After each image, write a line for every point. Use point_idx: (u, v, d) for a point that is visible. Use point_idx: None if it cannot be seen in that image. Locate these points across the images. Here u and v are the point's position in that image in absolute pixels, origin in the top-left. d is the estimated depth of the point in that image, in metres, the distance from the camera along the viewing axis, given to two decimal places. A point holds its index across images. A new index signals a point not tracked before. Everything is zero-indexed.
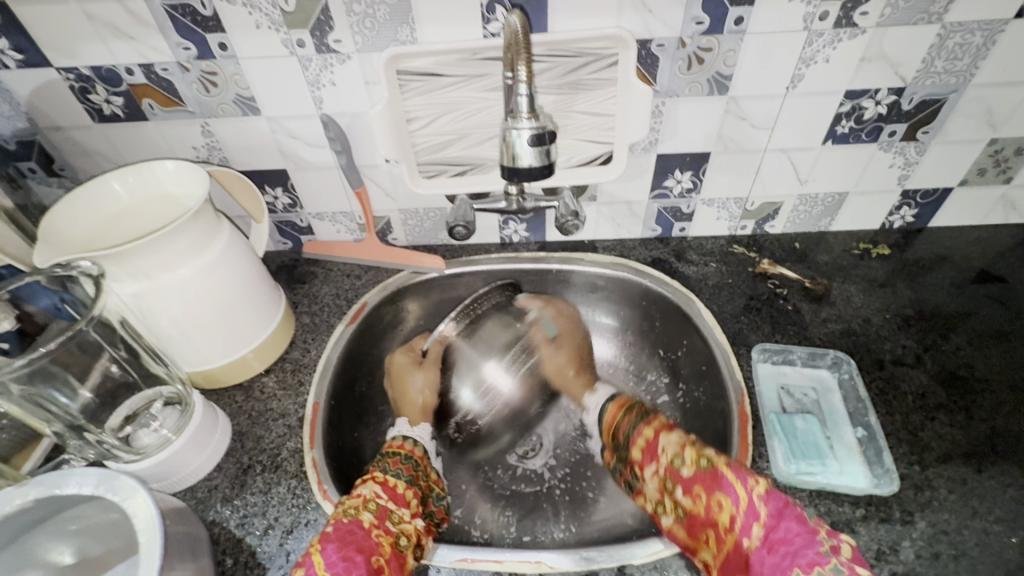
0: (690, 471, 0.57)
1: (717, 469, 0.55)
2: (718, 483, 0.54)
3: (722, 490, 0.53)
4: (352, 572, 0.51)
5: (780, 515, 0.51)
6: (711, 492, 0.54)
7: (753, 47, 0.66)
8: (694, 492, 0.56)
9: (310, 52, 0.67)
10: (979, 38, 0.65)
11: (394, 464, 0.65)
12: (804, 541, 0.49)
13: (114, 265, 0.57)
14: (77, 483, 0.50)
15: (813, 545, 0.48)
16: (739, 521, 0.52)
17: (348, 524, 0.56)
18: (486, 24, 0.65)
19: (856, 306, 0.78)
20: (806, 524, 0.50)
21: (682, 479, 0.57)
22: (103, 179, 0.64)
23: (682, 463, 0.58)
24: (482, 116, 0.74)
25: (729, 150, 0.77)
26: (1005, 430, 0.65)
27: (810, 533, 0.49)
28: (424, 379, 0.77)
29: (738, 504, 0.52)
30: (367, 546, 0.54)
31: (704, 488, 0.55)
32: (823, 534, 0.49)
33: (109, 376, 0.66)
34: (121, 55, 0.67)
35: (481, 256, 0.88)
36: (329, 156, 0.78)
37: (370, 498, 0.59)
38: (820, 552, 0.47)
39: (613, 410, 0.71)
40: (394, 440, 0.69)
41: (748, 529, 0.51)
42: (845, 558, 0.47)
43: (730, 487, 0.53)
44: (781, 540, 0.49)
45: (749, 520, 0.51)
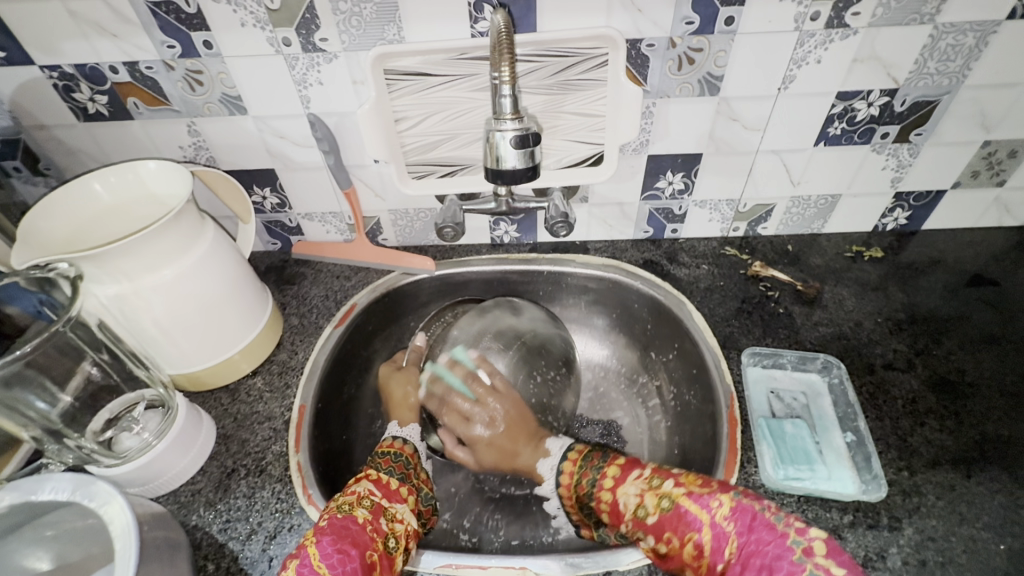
0: (655, 518, 0.56)
1: (678, 506, 0.55)
2: (683, 523, 0.54)
3: (689, 528, 0.54)
4: (346, 564, 0.52)
5: (749, 529, 0.51)
6: (680, 533, 0.54)
7: (743, 47, 0.65)
8: (664, 538, 0.55)
9: (296, 51, 0.66)
10: (971, 39, 0.65)
11: (386, 462, 0.67)
12: (775, 549, 0.49)
13: (92, 268, 0.57)
14: (52, 488, 0.50)
15: (786, 553, 0.48)
16: (712, 549, 0.52)
17: (342, 520, 0.56)
18: (474, 24, 0.64)
19: (849, 309, 0.78)
20: (775, 529, 0.50)
21: (651, 526, 0.57)
22: (83, 180, 0.63)
23: (645, 512, 0.57)
24: (471, 116, 0.73)
25: (721, 151, 0.76)
26: (995, 436, 0.65)
27: (781, 539, 0.49)
28: (403, 380, 0.79)
29: (706, 536, 0.53)
30: (362, 541, 0.55)
31: (674, 532, 0.55)
32: (793, 536, 0.49)
33: (90, 380, 0.65)
34: (105, 53, 0.66)
35: (471, 257, 0.87)
36: (316, 156, 0.77)
37: (363, 496, 0.60)
38: (793, 560, 0.47)
39: (569, 465, 0.68)
40: (391, 441, 0.71)
41: (719, 553, 0.52)
42: (818, 557, 0.47)
43: (695, 521, 0.54)
44: (753, 555, 0.49)
45: (721, 546, 0.52)
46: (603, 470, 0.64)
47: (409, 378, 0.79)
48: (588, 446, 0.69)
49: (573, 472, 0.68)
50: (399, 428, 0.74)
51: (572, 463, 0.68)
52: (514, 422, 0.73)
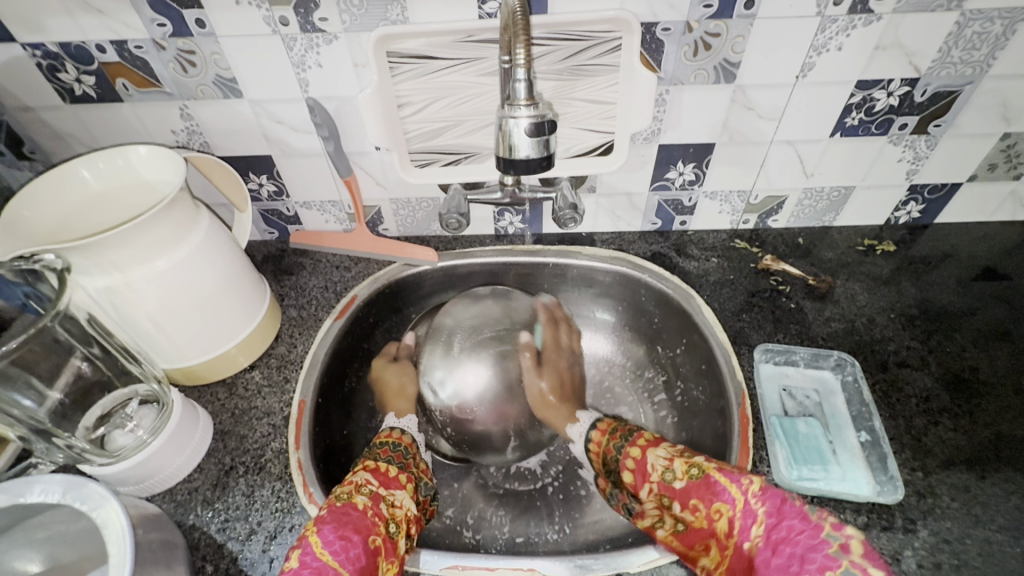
0: (682, 484, 0.56)
1: (709, 476, 0.54)
2: (712, 491, 0.53)
3: (718, 499, 0.52)
4: (350, 550, 0.51)
5: (780, 513, 0.48)
6: (708, 502, 0.53)
7: (762, 32, 0.62)
8: (692, 505, 0.54)
9: (294, 31, 0.63)
10: (999, 26, 0.62)
11: (385, 452, 0.65)
12: (808, 538, 0.46)
13: (81, 259, 0.54)
14: (42, 491, 0.48)
15: (820, 545, 0.45)
16: (739, 526, 0.50)
17: (342, 507, 0.55)
18: (482, 5, 0.61)
19: (860, 305, 0.76)
20: (808, 519, 0.47)
21: (678, 493, 0.56)
22: (69, 166, 0.60)
23: (673, 477, 0.57)
24: (476, 102, 0.70)
25: (734, 141, 0.74)
26: (1009, 435, 0.64)
27: (814, 530, 0.46)
28: (398, 370, 0.77)
29: (735, 507, 0.51)
30: (364, 527, 0.54)
31: (701, 499, 0.53)
32: (829, 530, 0.46)
33: (80, 375, 0.63)
34: (91, 31, 0.62)
35: (475, 248, 0.85)
36: (315, 142, 0.74)
37: (362, 484, 0.58)
38: (829, 555, 0.45)
39: (597, 435, 0.68)
40: (390, 431, 0.69)
41: (747, 532, 0.50)
42: (855, 556, 0.44)
43: (724, 492, 0.52)
44: (783, 539, 0.47)
45: (748, 522, 0.50)
46: (632, 437, 0.63)
47: (406, 370, 0.77)
48: (620, 420, 0.69)
49: (604, 436, 0.67)
50: (395, 417, 0.72)
51: (603, 429, 0.68)
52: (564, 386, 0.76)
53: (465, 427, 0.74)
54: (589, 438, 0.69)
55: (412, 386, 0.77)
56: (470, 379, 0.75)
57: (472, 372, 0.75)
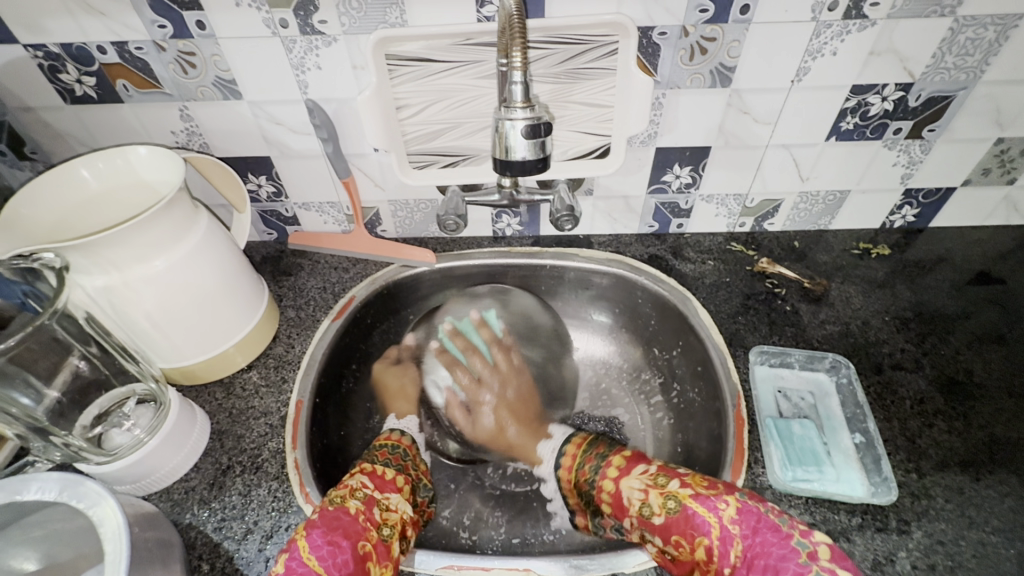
0: (662, 517, 0.56)
1: (685, 506, 0.55)
2: (692, 524, 0.54)
3: (698, 531, 0.53)
4: (337, 556, 0.51)
5: (754, 531, 0.51)
6: (689, 536, 0.54)
7: (758, 37, 0.63)
8: (673, 540, 0.55)
9: (294, 34, 0.63)
10: (991, 33, 0.63)
11: (383, 454, 0.66)
12: (780, 551, 0.49)
13: (80, 258, 0.54)
14: (38, 489, 0.48)
15: (793, 556, 0.49)
16: (718, 553, 0.52)
17: (334, 511, 0.55)
18: (480, 8, 0.62)
19: (855, 307, 0.77)
20: (779, 530, 0.51)
21: (658, 527, 0.56)
22: (68, 166, 0.60)
23: (651, 511, 0.57)
24: (475, 105, 0.71)
25: (730, 145, 0.74)
26: (1003, 438, 0.64)
27: (786, 540, 0.50)
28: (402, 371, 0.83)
29: (713, 536, 0.52)
30: (354, 532, 0.54)
31: (682, 533, 0.54)
32: (797, 538, 0.50)
33: (78, 374, 0.63)
34: (93, 32, 0.63)
35: (472, 250, 0.85)
36: (314, 144, 0.75)
37: (357, 487, 0.59)
38: (800, 562, 0.48)
39: (571, 450, 0.72)
40: (389, 433, 0.71)
41: (727, 558, 0.51)
42: (823, 561, 0.48)
43: (703, 524, 0.53)
44: (760, 560, 0.49)
45: (727, 549, 0.52)
46: (606, 463, 0.66)
47: (408, 371, 0.83)
48: (592, 436, 0.73)
49: (574, 458, 0.71)
50: (397, 420, 0.78)
51: (574, 451, 0.72)
52: (519, 408, 0.82)
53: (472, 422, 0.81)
54: (558, 466, 0.73)
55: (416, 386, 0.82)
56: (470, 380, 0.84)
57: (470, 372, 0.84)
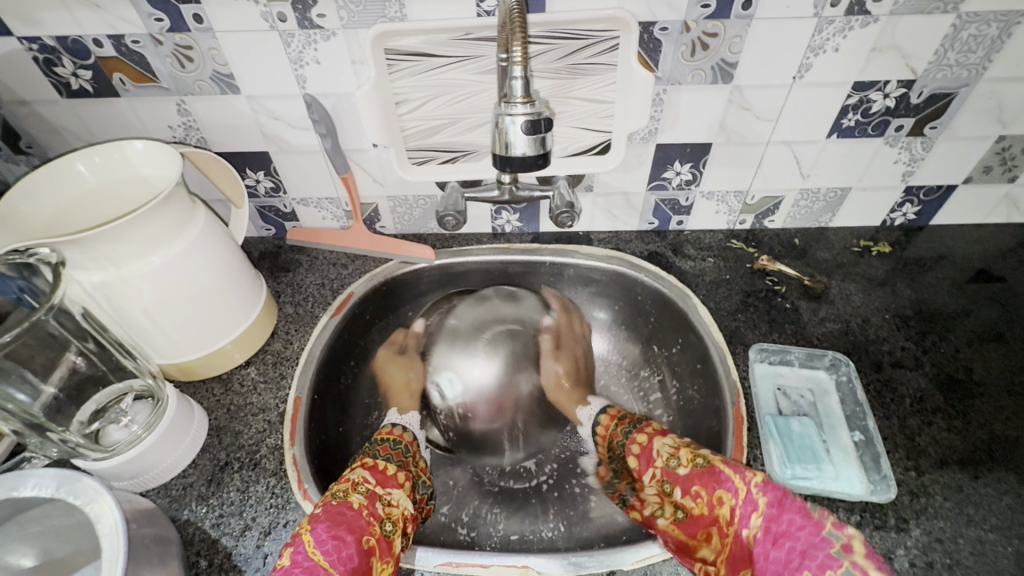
0: (686, 470, 0.58)
1: (713, 465, 0.56)
2: (715, 478, 0.55)
3: (721, 486, 0.54)
4: (342, 550, 0.51)
5: (780, 503, 0.50)
6: (710, 489, 0.55)
7: (760, 33, 0.63)
8: (694, 492, 0.56)
9: (292, 28, 0.63)
10: (994, 29, 0.62)
11: (384, 449, 0.66)
12: (808, 531, 0.47)
13: (76, 253, 0.54)
14: (35, 485, 0.48)
15: (822, 542, 0.46)
16: (739, 514, 0.52)
17: (337, 506, 0.55)
18: (480, 2, 0.61)
19: (856, 305, 0.77)
20: (810, 515, 0.49)
21: (682, 479, 0.58)
22: (65, 160, 0.60)
23: (678, 464, 0.59)
24: (474, 100, 0.70)
25: (731, 141, 0.74)
26: (1003, 436, 0.64)
27: (816, 526, 0.48)
28: (405, 364, 0.83)
29: (737, 495, 0.53)
30: (358, 527, 0.54)
31: (703, 486, 0.55)
32: (829, 527, 0.47)
33: (75, 370, 0.63)
34: (89, 25, 0.62)
35: (472, 246, 0.85)
36: (312, 139, 0.74)
37: (359, 482, 0.59)
38: (831, 553, 0.45)
39: (605, 420, 0.75)
40: (390, 428, 0.71)
41: (746, 520, 0.51)
42: (856, 555, 0.45)
43: (728, 481, 0.54)
44: (782, 531, 0.48)
45: (748, 511, 0.51)
46: (639, 429, 0.68)
47: (412, 365, 0.84)
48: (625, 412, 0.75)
49: (609, 425, 0.74)
50: (399, 414, 0.79)
51: (610, 420, 0.75)
52: (578, 366, 0.86)
53: (469, 425, 0.82)
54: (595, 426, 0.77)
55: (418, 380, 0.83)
56: (476, 370, 0.85)
57: (474, 364, 0.85)
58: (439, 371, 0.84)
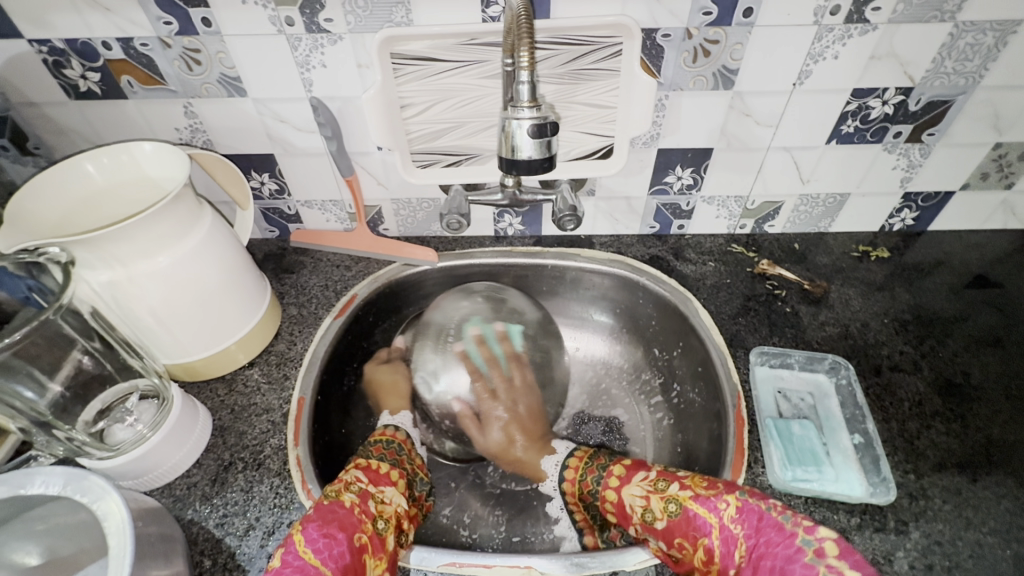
0: (664, 523, 0.57)
1: (687, 509, 0.56)
2: (692, 526, 0.55)
3: (699, 532, 0.54)
4: (333, 548, 0.51)
5: (756, 531, 0.52)
6: (691, 539, 0.55)
7: (760, 41, 0.64)
8: (676, 543, 0.56)
9: (299, 31, 0.63)
10: (990, 38, 0.64)
11: (378, 449, 0.66)
12: (784, 549, 0.50)
13: (85, 252, 0.54)
14: (42, 483, 0.48)
15: (799, 555, 0.49)
16: (720, 553, 0.53)
17: (329, 504, 0.55)
18: (486, 8, 0.62)
19: (855, 309, 0.77)
20: (783, 528, 0.51)
21: (659, 531, 0.57)
22: (74, 160, 0.60)
23: (653, 516, 0.58)
24: (479, 104, 0.71)
25: (732, 147, 0.75)
26: (1000, 440, 0.65)
27: (790, 539, 0.50)
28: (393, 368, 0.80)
29: (715, 537, 0.54)
30: (350, 524, 0.54)
31: (683, 537, 0.55)
32: (800, 535, 0.50)
33: (81, 369, 0.63)
34: (98, 28, 0.63)
35: (474, 249, 0.85)
36: (317, 142, 0.75)
37: (351, 481, 0.59)
38: (808, 564, 0.48)
39: (573, 464, 0.72)
40: (385, 430, 0.71)
41: (730, 557, 0.53)
42: (832, 558, 0.48)
43: (704, 524, 0.54)
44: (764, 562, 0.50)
45: (730, 548, 0.53)
46: (606, 471, 0.67)
47: (400, 367, 0.81)
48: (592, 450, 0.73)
49: (577, 471, 0.71)
50: (389, 416, 0.75)
51: (575, 464, 0.71)
52: (533, 422, 0.78)
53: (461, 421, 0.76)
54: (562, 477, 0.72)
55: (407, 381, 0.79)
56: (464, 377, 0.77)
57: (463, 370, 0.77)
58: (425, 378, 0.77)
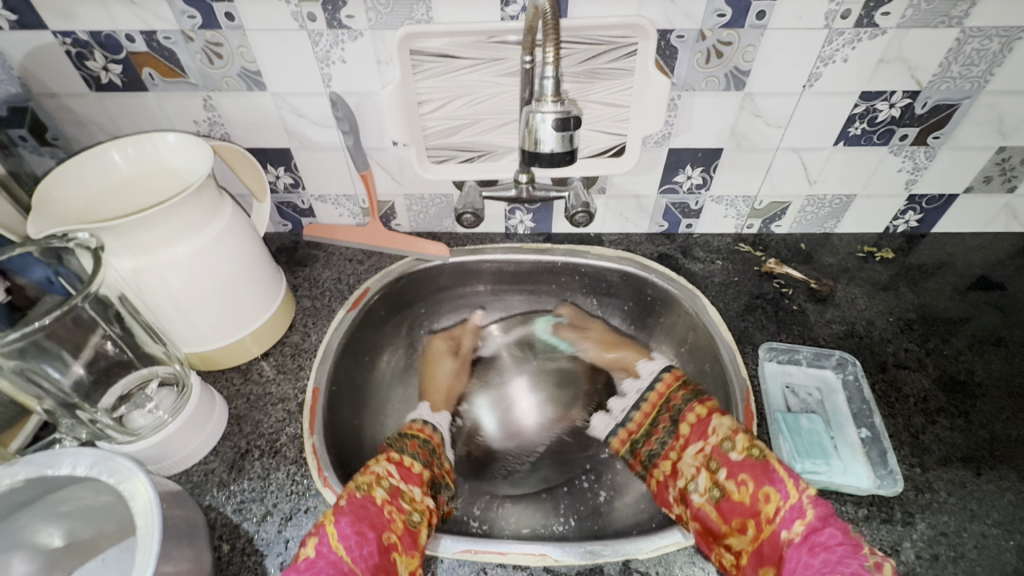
0: (740, 457, 0.57)
1: (769, 460, 0.56)
2: (768, 475, 0.55)
3: (771, 484, 0.54)
4: (364, 547, 0.52)
5: (826, 519, 0.52)
6: (759, 483, 0.55)
7: (773, 43, 0.65)
8: (740, 479, 0.56)
9: (321, 27, 0.64)
10: (996, 44, 0.65)
11: (412, 446, 0.66)
12: (845, 549, 0.49)
13: (113, 239, 0.55)
14: (71, 464, 0.48)
15: (855, 554, 0.49)
16: (783, 516, 0.53)
17: (361, 499, 0.56)
18: (505, 7, 0.63)
19: (860, 308, 0.79)
20: (850, 535, 0.51)
21: (730, 462, 0.58)
22: (101, 149, 0.61)
23: (732, 447, 0.59)
24: (494, 101, 0.72)
25: (742, 147, 0.76)
26: (1004, 436, 0.66)
27: (854, 544, 0.50)
28: (452, 368, 0.85)
29: (787, 498, 0.53)
30: (380, 523, 0.55)
31: (752, 478, 0.56)
32: (865, 547, 0.50)
33: (102, 354, 0.64)
34: (122, 21, 0.64)
35: (486, 245, 0.86)
36: (334, 137, 0.76)
37: (383, 476, 0.59)
38: (863, 564, 0.48)
39: (667, 379, 0.71)
40: (414, 423, 0.71)
41: (789, 523, 0.53)
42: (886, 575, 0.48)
43: (780, 482, 0.54)
44: (822, 543, 0.50)
45: (793, 516, 0.53)
46: (700, 398, 0.65)
47: (456, 372, 0.85)
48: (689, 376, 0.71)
49: (668, 387, 0.71)
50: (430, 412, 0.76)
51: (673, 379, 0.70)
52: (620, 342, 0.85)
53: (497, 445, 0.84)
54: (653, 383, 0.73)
55: (458, 389, 0.85)
56: (525, 406, 0.88)
57: (525, 399, 0.88)
58: (476, 404, 0.87)
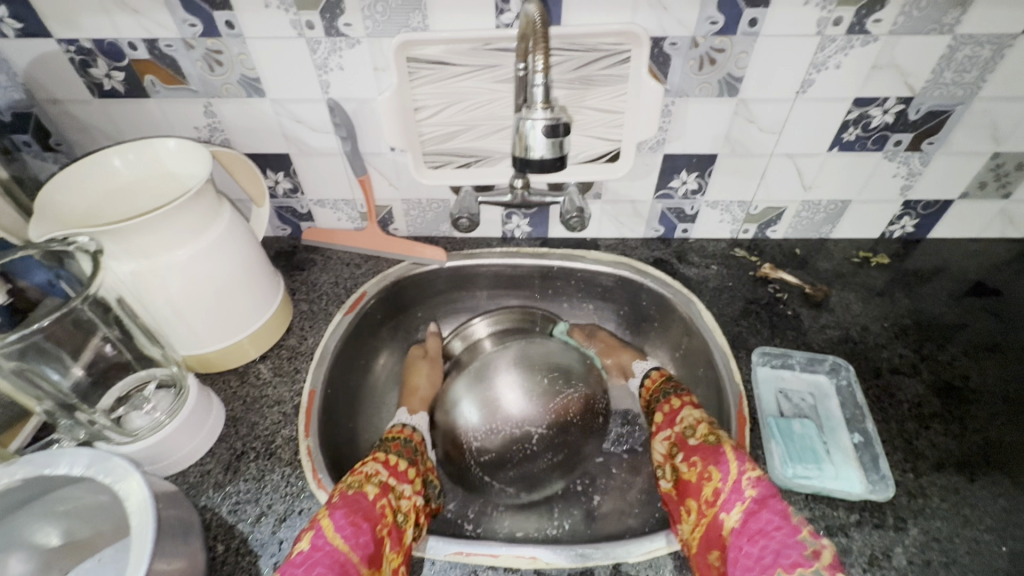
0: (697, 442, 0.62)
1: (720, 445, 0.60)
2: (715, 456, 0.59)
3: (716, 465, 0.58)
4: (359, 537, 0.53)
5: (763, 501, 0.54)
6: (707, 464, 0.59)
7: (765, 49, 0.66)
8: (693, 461, 0.61)
9: (319, 35, 0.66)
10: (988, 51, 0.66)
11: (395, 446, 0.67)
12: (781, 530, 0.51)
13: (112, 243, 0.56)
14: (68, 463, 0.49)
15: (790, 535, 0.51)
16: (724, 497, 0.56)
17: (353, 494, 0.57)
18: (500, 15, 0.64)
19: (855, 313, 0.79)
20: (790, 519, 0.52)
21: (688, 447, 0.63)
22: (103, 154, 0.63)
23: (692, 434, 0.64)
24: (490, 107, 0.73)
25: (736, 153, 0.77)
26: (998, 441, 0.66)
27: (792, 529, 0.51)
28: (430, 375, 0.84)
29: (727, 480, 0.57)
30: (373, 516, 0.56)
31: (702, 458, 0.60)
32: (806, 534, 0.51)
33: (102, 356, 0.66)
34: (125, 28, 0.65)
35: (482, 250, 0.87)
36: (331, 142, 0.77)
37: (372, 474, 0.60)
38: (802, 553, 0.49)
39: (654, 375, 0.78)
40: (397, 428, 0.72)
41: (729, 504, 0.55)
42: (824, 562, 0.49)
43: (725, 465, 0.58)
44: (760, 530, 0.52)
45: (732, 497, 0.56)
46: (678, 392, 0.72)
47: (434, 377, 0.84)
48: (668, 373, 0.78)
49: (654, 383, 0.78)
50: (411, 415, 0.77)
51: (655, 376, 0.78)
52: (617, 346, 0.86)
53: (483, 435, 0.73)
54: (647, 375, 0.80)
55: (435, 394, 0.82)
56: (509, 395, 0.75)
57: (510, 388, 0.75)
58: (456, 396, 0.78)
